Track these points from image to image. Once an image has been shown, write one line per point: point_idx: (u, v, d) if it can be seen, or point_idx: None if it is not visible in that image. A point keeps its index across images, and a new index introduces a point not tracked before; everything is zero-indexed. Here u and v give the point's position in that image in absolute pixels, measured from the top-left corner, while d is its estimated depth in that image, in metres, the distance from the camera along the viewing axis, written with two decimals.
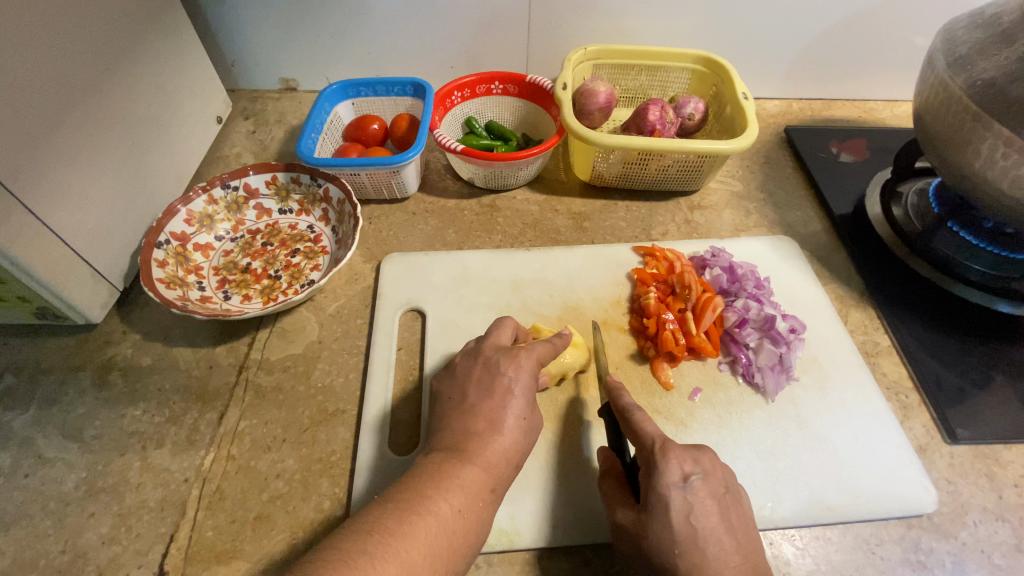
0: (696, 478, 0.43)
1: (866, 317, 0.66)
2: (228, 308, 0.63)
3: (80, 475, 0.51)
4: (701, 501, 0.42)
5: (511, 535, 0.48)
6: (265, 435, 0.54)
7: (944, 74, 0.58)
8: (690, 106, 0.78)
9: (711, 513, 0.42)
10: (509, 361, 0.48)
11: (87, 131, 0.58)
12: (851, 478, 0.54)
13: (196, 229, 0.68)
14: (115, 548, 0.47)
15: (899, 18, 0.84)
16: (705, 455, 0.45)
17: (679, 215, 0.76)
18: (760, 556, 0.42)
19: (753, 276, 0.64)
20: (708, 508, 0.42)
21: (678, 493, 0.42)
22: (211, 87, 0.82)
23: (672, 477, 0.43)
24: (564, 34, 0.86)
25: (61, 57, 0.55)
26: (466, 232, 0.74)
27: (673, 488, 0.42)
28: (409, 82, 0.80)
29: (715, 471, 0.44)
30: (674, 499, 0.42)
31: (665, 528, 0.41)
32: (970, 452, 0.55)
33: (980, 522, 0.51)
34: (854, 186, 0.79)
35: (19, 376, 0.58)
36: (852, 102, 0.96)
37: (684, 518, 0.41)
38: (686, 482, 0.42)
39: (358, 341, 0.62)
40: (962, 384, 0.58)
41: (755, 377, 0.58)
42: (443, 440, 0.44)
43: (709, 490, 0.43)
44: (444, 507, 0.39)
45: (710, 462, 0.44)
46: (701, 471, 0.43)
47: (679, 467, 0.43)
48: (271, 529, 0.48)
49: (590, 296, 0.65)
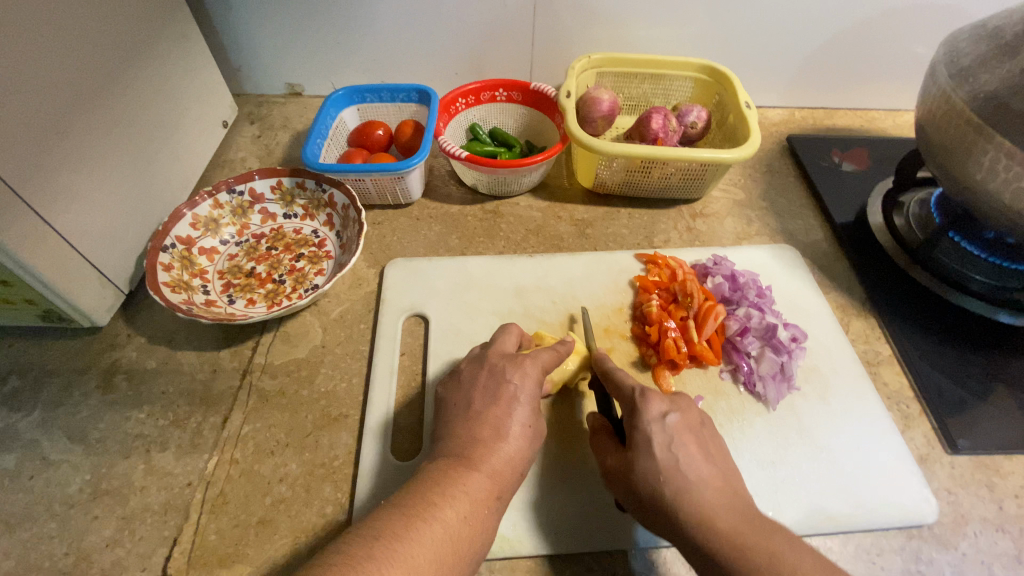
0: (673, 414, 0.46)
1: (867, 326, 0.66)
2: (233, 311, 0.63)
3: (84, 477, 0.52)
4: (680, 434, 0.45)
5: (512, 541, 0.49)
6: (268, 438, 0.54)
7: (946, 86, 0.58)
8: (692, 114, 0.79)
9: (690, 443, 0.45)
10: (515, 369, 0.48)
11: (94, 135, 0.59)
12: (853, 487, 0.54)
13: (202, 233, 0.68)
14: (118, 550, 0.48)
15: (901, 29, 0.85)
16: (680, 399, 0.48)
17: (681, 223, 0.77)
18: (740, 483, 0.45)
19: (754, 285, 0.64)
20: (686, 439, 0.45)
21: (658, 427, 0.45)
22: (217, 92, 0.83)
23: (651, 413, 0.46)
24: (568, 41, 0.86)
25: (68, 61, 0.55)
26: (470, 238, 0.74)
27: (653, 422, 0.46)
28: (414, 89, 0.80)
29: (690, 409, 0.48)
30: (655, 432, 0.45)
31: (649, 458, 0.44)
32: (971, 463, 0.55)
33: (981, 532, 0.51)
34: (856, 195, 0.79)
35: (24, 379, 0.59)
36: (855, 111, 0.97)
37: (665, 448, 0.44)
38: (664, 418, 0.46)
39: (362, 346, 0.62)
40: (964, 396, 0.59)
41: (756, 386, 0.59)
42: (448, 447, 0.44)
43: (686, 424, 0.46)
44: (450, 514, 0.39)
45: (685, 403, 0.48)
46: (676, 408, 0.47)
47: (656, 405, 0.47)
48: (274, 534, 0.48)
49: (593, 303, 0.66)
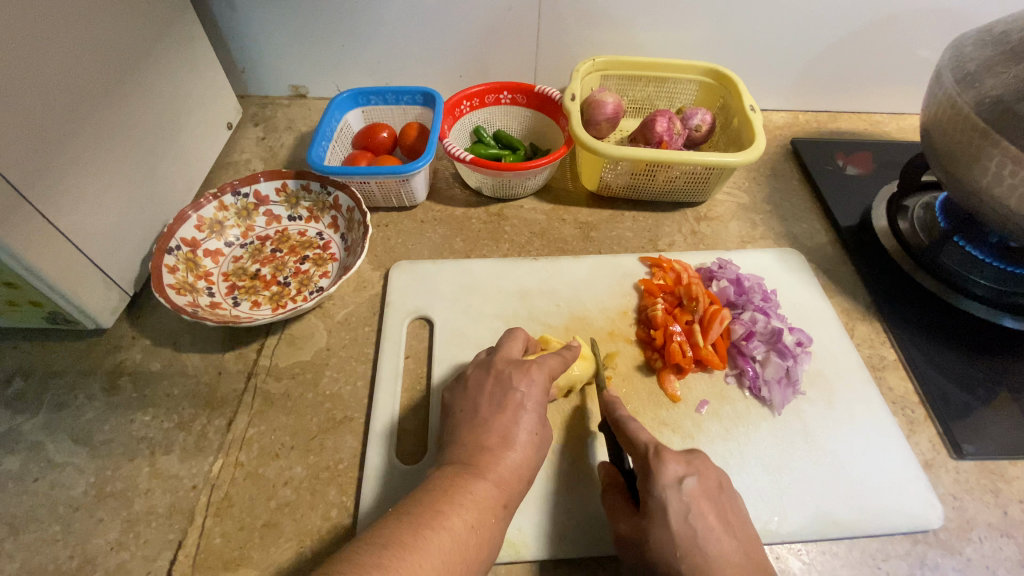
0: (690, 479, 0.44)
1: (872, 331, 0.66)
2: (238, 314, 0.63)
3: (89, 479, 0.52)
4: (698, 502, 0.43)
5: (518, 546, 0.48)
6: (273, 441, 0.54)
7: (951, 91, 0.58)
8: (697, 117, 0.79)
9: (708, 512, 0.43)
10: (522, 375, 0.48)
11: (99, 137, 0.59)
12: (858, 492, 0.54)
13: (207, 235, 0.68)
14: (123, 554, 0.47)
15: (906, 33, 0.85)
16: (697, 457, 0.46)
17: (685, 226, 0.77)
18: (760, 552, 0.43)
19: (760, 289, 0.64)
20: (704, 508, 0.43)
21: (674, 495, 0.43)
22: (222, 94, 0.83)
23: (667, 479, 0.44)
24: (573, 44, 0.86)
25: (74, 64, 0.55)
26: (474, 241, 0.74)
27: (669, 489, 0.44)
28: (418, 91, 0.80)
29: (708, 470, 0.46)
30: (671, 500, 0.43)
31: (665, 531, 0.42)
32: (976, 468, 0.55)
33: (985, 538, 0.51)
34: (860, 199, 0.79)
35: (29, 380, 0.59)
36: (859, 114, 0.97)
37: (683, 519, 0.42)
38: (680, 484, 0.44)
39: (366, 349, 0.62)
40: (969, 401, 0.58)
41: (761, 391, 0.59)
42: (455, 454, 0.44)
43: (704, 490, 0.44)
44: (457, 522, 0.39)
45: (702, 462, 0.46)
46: (694, 471, 0.45)
47: (672, 469, 0.44)
48: (279, 537, 0.48)
49: (597, 307, 0.66)
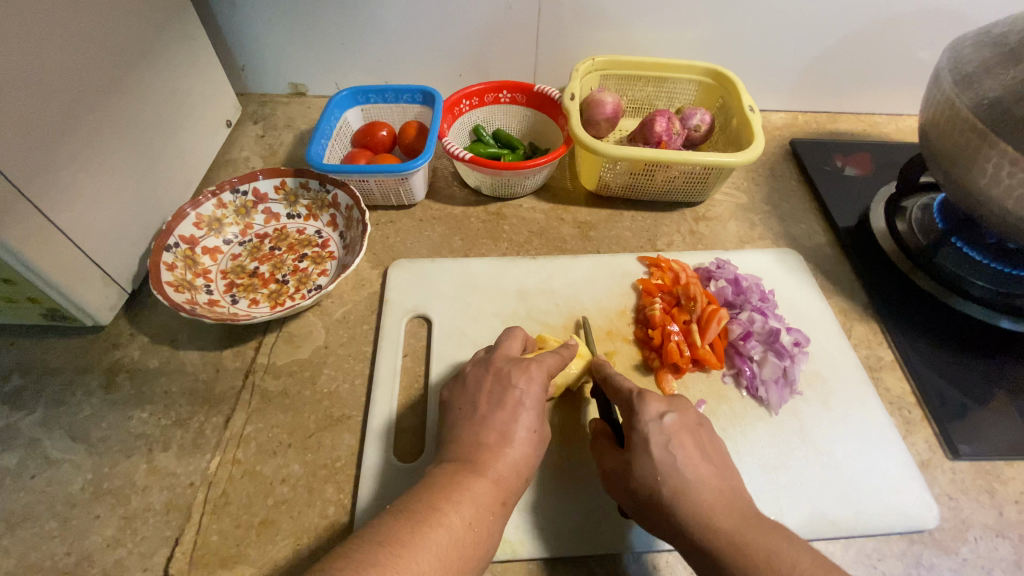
0: (669, 414, 0.46)
1: (869, 331, 0.66)
2: (236, 311, 0.63)
3: (86, 476, 0.52)
4: (677, 434, 0.45)
5: (515, 545, 0.49)
6: (271, 439, 0.54)
7: (949, 92, 0.58)
8: (696, 118, 0.79)
9: (688, 443, 0.45)
10: (521, 373, 0.48)
11: (98, 134, 0.59)
12: (855, 493, 0.54)
13: (205, 233, 0.68)
14: (120, 551, 0.47)
15: (905, 34, 0.85)
16: (677, 399, 0.48)
17: (684, 226, 0.77)
18: (740, 482, 0.44)
19: (758, 289, 0.64)
20: (684, 440, 0.45)
21: (654, 428, 0.45)
22: (221, 92, 0.83)
23: (648, 414, 0.46)
24: (572, 44, 0.86)
25: (73, 60, 0.55)
26: (472, 240, 0.74)
27: (649, 423, 0.45)
28: (418, 90, 0.80)
29: (687, 409, 0.47)
30: (652, 433, 0.45)
31: (646, 460, 0.44)
32: (972, 468, 0.55)
33: (981, 538, 0.51)
34: (858, 200, 0.79)
35: (26, 377, 0.58)
36: (858, 115, 0.97)
37: (662, 448, 0.44)
38: (660, 419, 0.46)
39: (364, 347, 0.62)
40: (965, 401, 0.59)
41: (758, 391, 0.59)
42: (453, 452, 0.45)
43: (684, 424, 0.46)
44: (456, 519, 0.39)
45: (681, 402, 0.48)
46: (673, 408, 0.47)
47: (652, 405, 0.46)
48: (276, 535, 0.48)
49: (596, 306, 0.66)
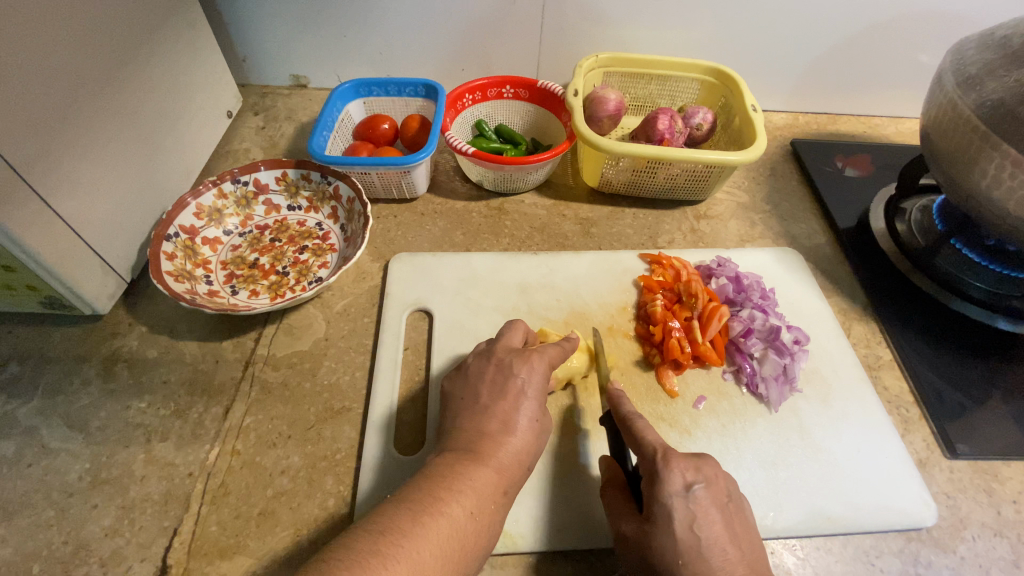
0: (698, 487, 0.44)
1: (868, 331, 0.67)
2: (236, 302, 0.63)
3: (84, 466, 0.51)
4: (704, 509, 0.43)
5: (515, 538, 0.49)
6: (270, 430, 0.54)
7: (952, 94, 0.59)
8: (698, 116, 0.79)
9: (714, 520, 0.43)
10: (522, 363, 0.49)
11: (100, 123, 0.58)
12: (853, 489, 0.54)
13: (205, 223, 0.68)
14: (118, 540, 0.47)
15: (907, 37, 0.86)
16: (706, 465, 0.46)
17: (685, 224, 0.77)
18: (762, 563, 0.43)
19: (759, 287, 0.64)
20: (710, 517, 0.43)
21: (680, 502, 0.43)
22: (223, 82, 0.83)
23: (676, 487, 0.44)
24: (576, 40, 0.86)
25: (75, 46, 0.54)
26: (474, 235, 0.74)
27: (675, 497, 0.43)
28: (421, 83, 0.80)
29: (716, 478, 0.45)
30: (677, 508, 0.43)
31: (670, 538, 0.42)
32: (970, 468, 0.56)
33: (979, 537, 0.52)
34: (858, 201, 0.80)
35: (23, 366, 0.58)
36: (858, 116, 0.97)
37: (687, 527, 0.42)
38: (688, 491, 0.43)
39: (365, 339, 0.62)
40: (963, 400, 0.59)
41: (758, 388, 0.59)
42: (455, 440, 0.45)
43: (712, 498, 0.44)
44: (456, 510, 0.39)
45: (710, 469, 0.45)
46: (702, 479, 0.44)
47: (681, 476, 0.44)
48: (275, 526, 0.48)
49: (597, 302, 0.66)
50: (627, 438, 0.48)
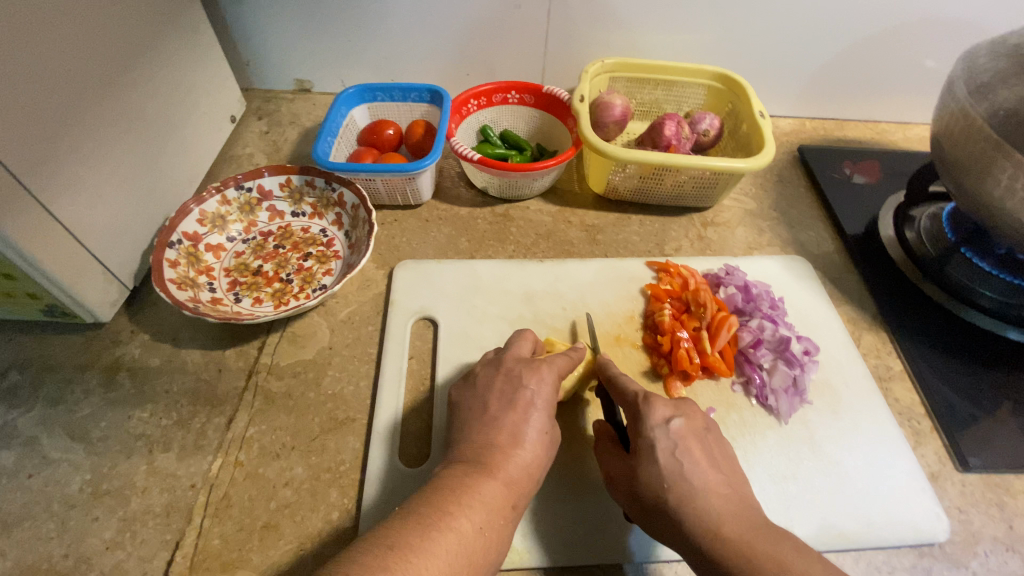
0: (677, 419, 0.46)
1: (878, 340, 0.66)
2: (239, 310, 0.62)
3: (85, 477, 0.51)
4: (685, 439, 0.45)
5: (522, 553, 0.48)
6: (274, 442, 0.53)
7: (964, 102, 0.58)
8: (705, 122, 0.78)
9: (695, 449, 0.45)
10: (531, 374, 0.48)
11: (102, 128, 0.58)
12: (865, 503, 0.53)
13: (209, 230, 0.67)
14: (119, 554, 0.46)
15: (916, 42, 0.85)
16: (684, 403, 0.48)
17: (692, 231, 0.76)
18: (745, 489, 0.45)
19: (768, 296, 0.63)
20: (691, 445, 0.45)
21: (662, 433, 0.45)
22: (226, 87, 0.82)
23: (655, 419, 0.46)
24: (581, 45, 0.86)
25: (76, 51, 0.54)
26: (479, 241, 0.73)
27: (656, 428, 0.45)
28: (426, 88, 0.79)
29: (694, 414, 0.47)
30: (658, 438, 0.45)
31: (654, 466, 0.44)
32: (981, 481, 0.55)
33: (991, 552, 0.51)
34: (867, 208, 0.79)
35: (23, 374, 0.57)
36: (865, 123, 0.97)
37: (669, 454, 0.44)
38: (668, 424, 0.45)
39: (369, 348, 0.61)
40: (974, 412, 0.58)
41: (768, 400, 0.58)
42: (463, 452, 0.44)
43: (691, 430, 0.46)
44: (465, 524, 0.38)
45: (689, 407, 0.48)
46: (680, 413, 0.46)
47: (660, 410, 0.46)
48: (278, 539, 0.47)
49: (604, 310, 0.65)
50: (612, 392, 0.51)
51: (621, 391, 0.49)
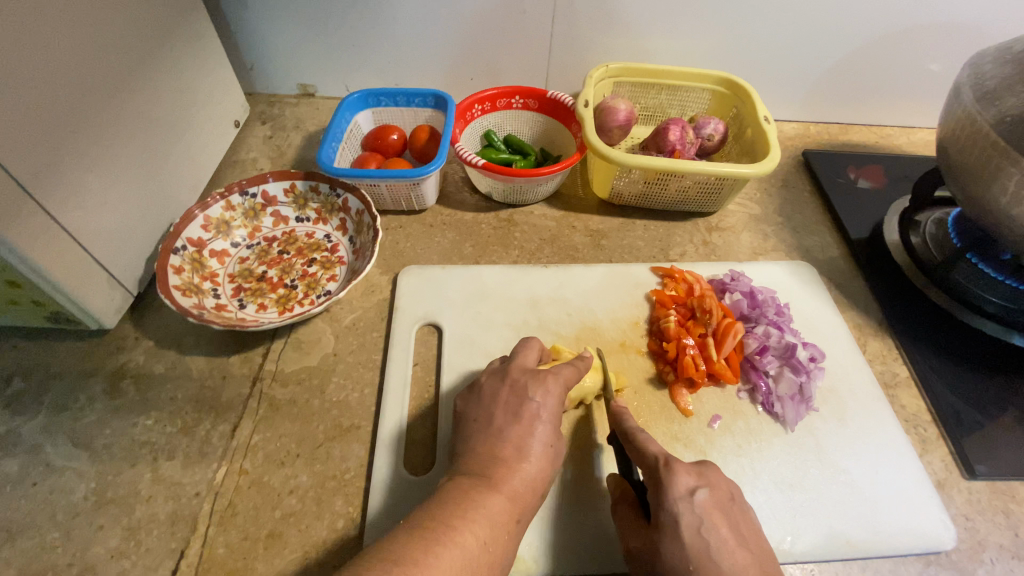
0: (701, 491, 0.43)
1: (884, 346, 0.66)
2: (243, 316, 0.62)
3: (89, 485, 0.50)
4: (710, 514, 0.42)
5: (528, 562, 0.48)
6: (278, 449, 0.53)
7: (971, 108, 0.58)
8: (710, 127, 0.78)
9: (721, 525, 0.42)
10: (537, 385, 0.48)
11: (106, 135, 0.58)
12: (871, 511, 0.53)
13: (213, 236, 0.67)
14: (124, 562, 0.46)
15: (920, 47, 0.85)
16: (708, 469, 0.46)
17: (696, 236, 0.76)
18: (773, 566, 0.42)
19: (774, 303, 0.63)
20: (716, 521, 0.42)
21: (685, 507, 0.43)
22: (230, 92, 0.82)
23: (678, 491, 0.43)
24: (585, 49, 0.86)
25: (80, 58, 0.54)
26: (483, 247, 0.73)
27: (680, 501, 0.43)
28: (429, 93, 0.79)
29: (718, 483, 0.45)
30: (682, 512, 0.42)
31: (677, 544, 0.42)
32: (988, 488, 0.55)
33: (997, 560, 0.50)
34: (872, 212, 0.79)
35: (28, 381, 0.57)
36: (869, 127, 0.97)
37: (694, 532, 0.42)
38: (692, 496, 0.43)
39: (374, 355, 0.61)
40: (980, 418, 0.58)
41: (774, 407, 0.58)
42: (469, 464, 0.44)
43: (716, 502, 0.43)
44: (470, 538, 0.38)
45: (713, 475, 0.45)
46: (705, 483, 0.44)
47: (683, 480, 0.44)
48: (283, 548, 0.47)
49: (609, 316, 0.65)
50: (630, 451, 0.48)
51: (640, 449, 0.47)
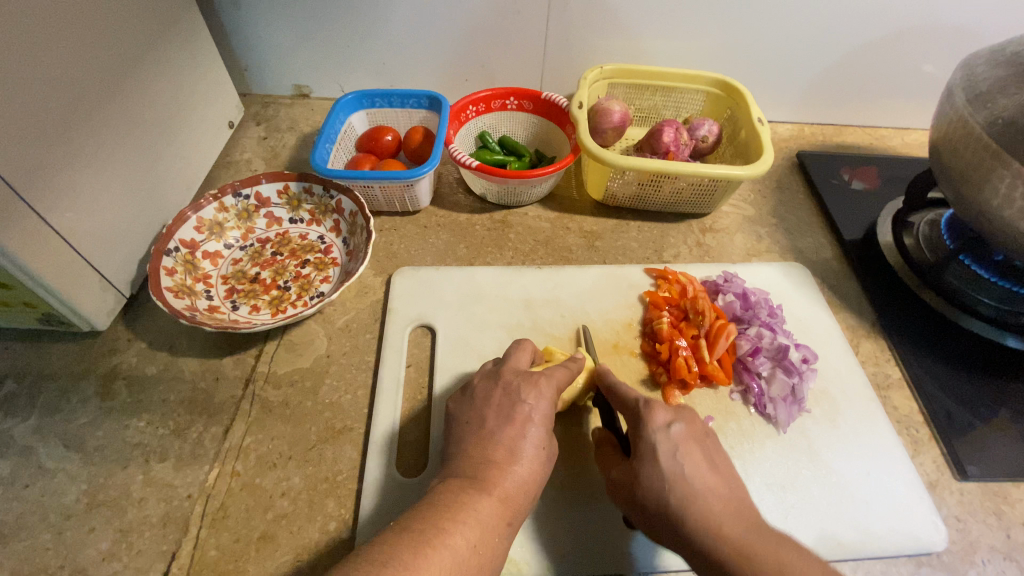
0: (677, 424, 0.46)
1: (877, 348, 0.66)
2: (237, 318, 0.62)
3: (81, 487, 0.50)
4: (685, 443, 0.45)
5: (520, 564, 0.48)
6: (271, 451, 0.53)
7: (963, 111, 0.58)
8: (704, 128, 0.78)
9: (695, 454, 0.44)
10: (530, 387, 0.48)
11: (99, 136, 0.58)
12: (863, 513, 0.53)
13: (206, 237, 0.67)
14: (115, 565, 0.46)
15: (914, 49, 0.85)
16: (684, 410, 0.48)
17: (690, 238, 0.76)
18: (745, 492, 0.44)
19: (766, 304, 0.63)
20: (691, 449, 0.45)
21: (662, 437, 0.45)
22: (224, 93, 0.82)
23: (656, 423, 0.46)
24: (580, 51, 0.86)
25: (71, 59, 0.54)
26: (477, 248, 0.73)
27: (657, 432, 0.45)
28: (424, 94, 0.79)
29: (693, 420, 0.47)
30: (659, 441, 0.45)
31: (655, 469, 0.44)
32: (979, 490, 0.55)
33: (989, 561, 0.51)
34: (865, 214, 0.79)
35: (20, 383, 0.57)
36: (864, 128, 0.97)
37: (670, 457, 0.44)
38: (668, 428, 0.46)
39: (367, 356, 0.61)
40: (972, 420, 0.58)
41: (767, 408, 0.58)
42: (461, 466, 0.44)
43: (691, 434, 0.46)
44: (460, 540, 0.38)
45: (689, 413, 0.48)
46: (680, 418, 0.47)
47: (661, 414, 0.46)
48: (275, 550, 0.47)
49: (602, 318, 0.65)
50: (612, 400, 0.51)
51: (622, 397, 0.50)
